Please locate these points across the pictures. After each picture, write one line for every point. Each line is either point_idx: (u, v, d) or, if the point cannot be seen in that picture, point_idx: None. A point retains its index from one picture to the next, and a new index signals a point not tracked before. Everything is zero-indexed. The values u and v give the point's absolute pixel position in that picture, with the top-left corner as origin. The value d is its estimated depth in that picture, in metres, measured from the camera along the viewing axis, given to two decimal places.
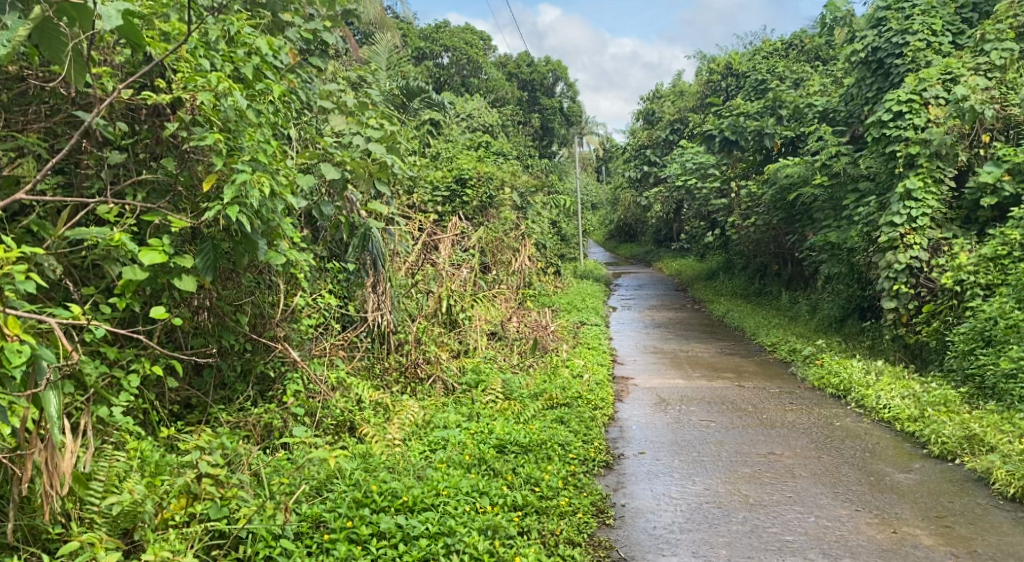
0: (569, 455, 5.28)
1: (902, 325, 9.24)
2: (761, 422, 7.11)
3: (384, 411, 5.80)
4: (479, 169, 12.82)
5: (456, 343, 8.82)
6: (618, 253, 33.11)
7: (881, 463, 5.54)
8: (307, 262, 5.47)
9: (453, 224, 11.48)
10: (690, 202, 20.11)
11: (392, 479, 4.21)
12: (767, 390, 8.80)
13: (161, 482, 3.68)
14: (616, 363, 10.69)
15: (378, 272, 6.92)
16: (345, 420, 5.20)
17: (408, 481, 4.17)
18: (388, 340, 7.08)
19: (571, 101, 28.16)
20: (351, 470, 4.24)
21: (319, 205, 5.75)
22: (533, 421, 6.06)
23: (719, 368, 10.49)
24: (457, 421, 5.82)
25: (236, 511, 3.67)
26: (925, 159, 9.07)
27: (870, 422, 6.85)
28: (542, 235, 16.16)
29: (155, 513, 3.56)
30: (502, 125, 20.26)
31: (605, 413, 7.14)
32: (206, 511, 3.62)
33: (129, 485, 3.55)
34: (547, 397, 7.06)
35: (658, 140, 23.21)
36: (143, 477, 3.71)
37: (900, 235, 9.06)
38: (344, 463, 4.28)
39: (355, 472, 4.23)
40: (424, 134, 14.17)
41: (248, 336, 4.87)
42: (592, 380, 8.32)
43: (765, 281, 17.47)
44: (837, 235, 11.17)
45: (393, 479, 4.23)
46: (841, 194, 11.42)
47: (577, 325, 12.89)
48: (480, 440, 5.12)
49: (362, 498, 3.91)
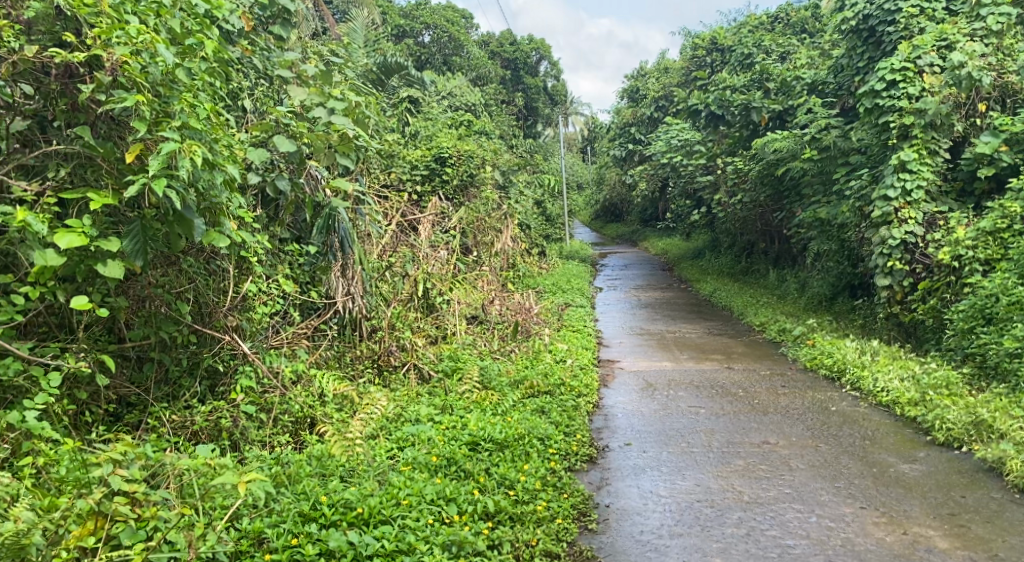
0: (550, 449, 4.90)
1: (896, 303, 8.90)
2: (753, 407, 6.74)
3: (350, 406, 5.40)
4: (459, 147, 12.35)
5: (433, 329, 8.42)
6: (604, 233, 32.75)
7: (882, 452, 5.18)
8: (262, 244, 5.04)
9: (431, 204, 11.03)
10: (676, 180, 19.71)
11: (347, 486, 3.80)
12: (757, 373, 8.46)
13: (59, 505, 3.22)
14: (601, 346, 10.32)
15: (345, 256, 6.55)
16: (304, 416, 4.81)
17: (365, 488, 3.76)
18: (360, 327, 6.71)
19: (554, 79, 27.62)
20: (301, 479, 3.84)
21: (274, 181, 5.28)
22: (512, 413, 5.66)
23: (707, 349, 10.14)
24: (429, 415, 5.42)
25: (154, 536, 3.28)
26: (919, 130, 8.67)
27: (867, 406, 6.50)
28: (525, 215, 15.71)
29: (53, 542, 3.11)
30: (484, 103, 19.73)
31: (588, 401, 6.75)
32: (119, 535, 3.23)
33: (16, 511, 3.09)
34: (527, 385, 6.66)
35: (643, 117, 22.74)
36: (40, 499, 3.26)
37: (894, 210, 8.70)
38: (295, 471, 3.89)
39: (306, 480, 3.82)
40: (402, 113, 13.67)
41: (191, 327, 4.42)
42: (575, 365, 7.94)
43: (752, 259, 17.16)
44: (829, 210, 10.80)
45: (348, 486, 3.82)
46: (832, 168, 11.03)
47: (561, 307, 12.50)
48: (452, 437, 4.70)
49: (310, 512, 3.51)
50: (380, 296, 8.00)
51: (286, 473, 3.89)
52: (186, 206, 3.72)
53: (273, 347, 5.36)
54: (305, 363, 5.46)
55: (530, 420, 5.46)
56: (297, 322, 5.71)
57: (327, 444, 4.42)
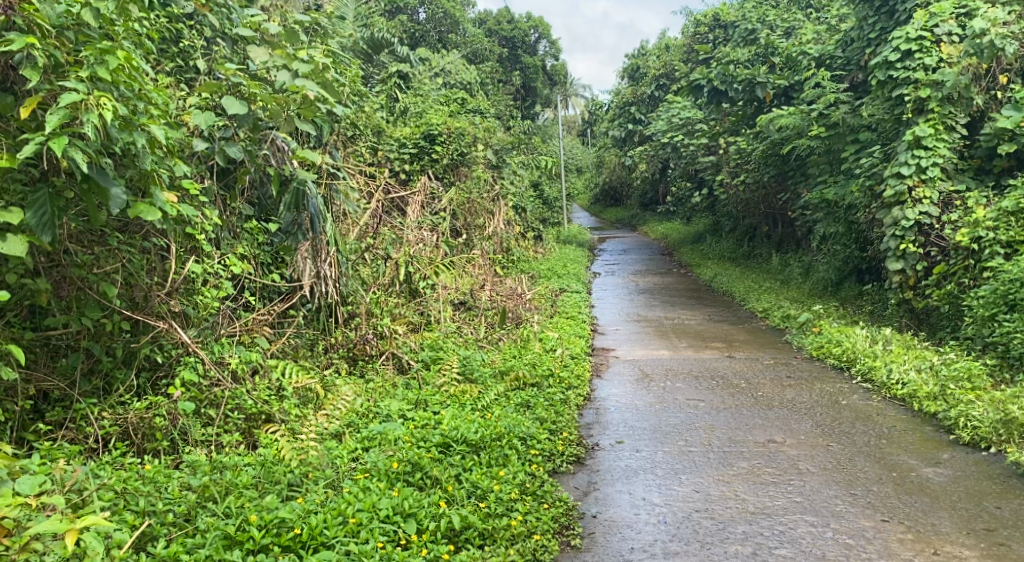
0: (530, 450, 4.40)
1: (909, 288, 8.38)
2: (757, 401, 6.23)
3: (315, 401, 4.91)
4: (449, 125, 11.80)
5: (415, 315, 7.93)
6: (603, 218, 32.20)
7: (902, 453, 4.69)
8: (211, 220, 4.53)
9: (420, 184, 10.50)
10: (677, 161, 19.14)
11: (288, 502, 3.32)
12: (760, 363, 7.96)
13: None
14: (596, 334, 9.82)
15: (316, 235, 6.03)
16: (257, 413, 4.32)
17: (308, 504, 3.29)
18: (335, 313, 6.33)
19: (554, 59, 26.97)
20: (235, 492, 3.36)
21: (224, 148, 4.73)
22: (493, 409, 5.16)
23: (707, 337, 9.62)
24: (403, 410, 4.92)
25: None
26: (936, 104, 8.12)
27: (881, 400, 6.01)
28: (520, 197, 15.14)
29: None
30: (480, 83, 19.11)
31: (578, 395, 6.24)
32: None
33: None
34: (511, 376, 6.16)
35: (643, 97, 22.12)
36: None
37: (908, 189, 8.18)
38: (232, 483, 3.41)
39: (241, 494, 3.34)
40: (392, 89, 13.10)
41: (122, 313, 3.96)
42: (566, 354, 7.45)
43: (754, 243, 16.66)
44: (836, 191, 10.27)
45: (290, 501, 3.34)
46: (840, 147, 10.49)
47: (555, 292, 12.00)
48: (420, 437, 4.19)
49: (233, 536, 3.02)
50: (358, 279, 7.50)
51: (222, 482, 3.42)
52: (100, 172, 3.31)
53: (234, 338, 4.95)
54: (266, 353, 4.99)
55: (513, 417, 4.96)
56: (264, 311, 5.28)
57: (275, 447, 3.94)
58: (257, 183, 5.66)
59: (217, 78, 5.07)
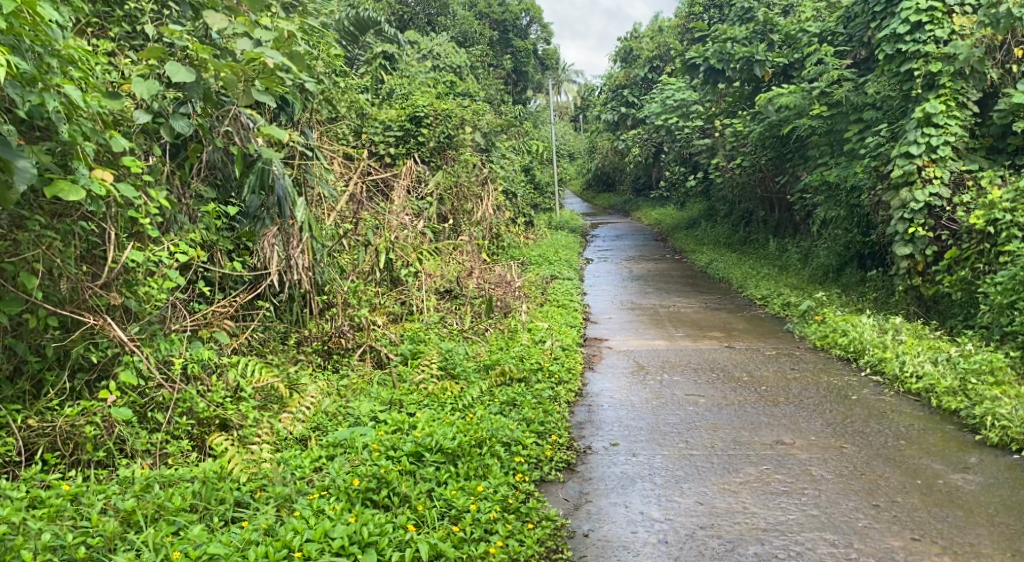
0: (514, 458, 3.95)
1: (917, 274, 7.95)
2: (760, 396, 5.80)
3: (277, 401, 4.46)
4: (435, 106, 11.29)
5: (397, 305, 7.50)
6: (596, 204, 31.73)
7: (925, 455, 4.27)
8: (157, 202, 4.07)
9: (405, 168, 10.04)
10: (671, 144, 18.66)
11: (226, 533, 2.90)
12: (761, 354, 7.54)
13: None
14: (588, 323, 9.38)
15: (285, 220, 5.67)
16: (211, 416, 3.93)
17: (250, 534, 2.88)
18: (311, 304, 5.99)
19: (546, 43, 26.37)
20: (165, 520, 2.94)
21: (169, 121, 4.23)
22: (475, 410, 4.70)
23: (704, 325, 9.18)
24: (376, 411, 4.47)
25: None
26: (947, 78, 7.67)
27: (895, 394, 5.60)
28: (511, 181, 14.65)
29: None
30: (470, 65, 18.55)
31: (568, 392, 5.80)
32: None
33: None
34: (497, 371, 5.72)
35: (636, 79, 21.58)
36: None
37: (917, 169, 7.74)
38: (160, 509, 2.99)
39: (170, 523, 2.93)
40: (377, 70, 12.57)
41: (47, 309, 3.49)
42: (557, 346, 7.01)
43: (750, 228, 16.26)
44: (839, 173, 9.82)
45: (231, 532, 2.92)
46: (843, 126, 10.04)
47: (546, 280, 11.56)
48: (391, 445, 3.73)
49: None
50: (335, 267, 7.04)
51: (153, 509, 2.99)
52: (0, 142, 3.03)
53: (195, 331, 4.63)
54: (225, 350, 4.53)
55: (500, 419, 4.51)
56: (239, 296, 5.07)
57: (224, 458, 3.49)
58: (218, 162, 5.26)
59: (166, 44, 4.58)
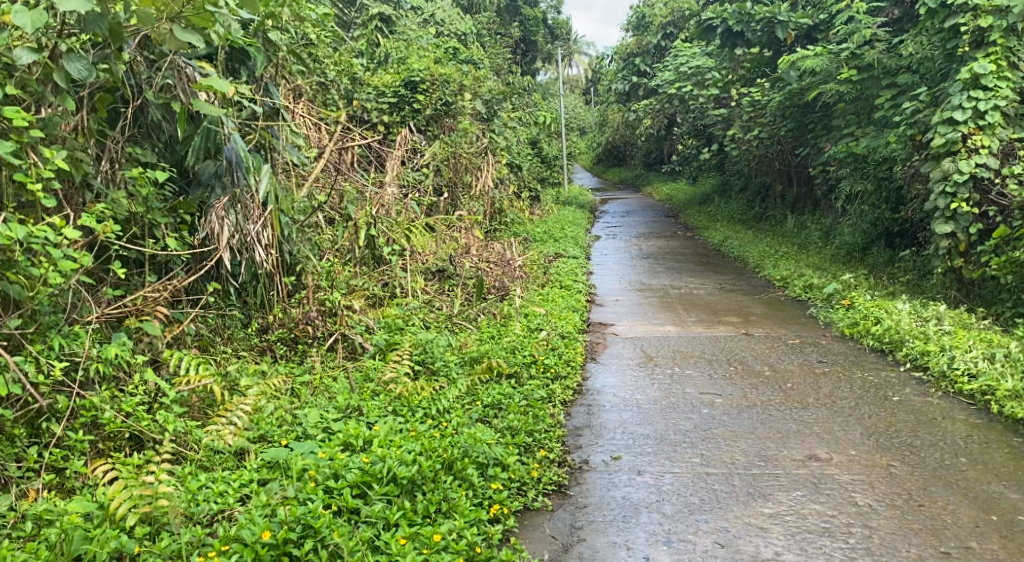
0: (491, 483, 3.30)
1: (959, 255, 7.11)
2: (786, 396, 5.05)
3: (209, 406, 3.80)
4: (432, 71, 10.46)
5: (379, 287, 6.78)
6: (607, 178, 30.82)
7: (994, 479, 3.54)
8: (55, 164, 3.39)
9: (400, 138, 9.30)
10: (685, 115, 17.76)
11: None
12: (783, 344, 6.79)
13: None
14: (592, 305, 8.61)
15: (238, 190, 5.06)
16: (120, 429, 3.32)
17: None
18: (276, 285, 5.64)
19: (556, 11, 25.29)
20: None
21: (62, 64, 3.56)
22: (450, 417, 3.97)
23: (719, 309, 8.40)
24: (327, 416, 3.75)
25: None
26: (1000, 34, 6.82)
27: (944, 396, 4.84)
28: (515, 154, 13.82)
29: None
30: (475, 32, 17.61)
31: (565, 390, 5.06)
32: None
33: None
34: (482, 366, 4.96)
35: (649, 47, 20.58)
36: None
37: (963, 137, 6.90)
38: None
39: None
40: (372, 33, 11.71)
41: None
42: (555, 335, 6.27)
43: (767, 204, 15.46)
44: (869, 143, 8.97)
45: None
46: (874, 91, 9.18)
47: (549, 258, 10.79)
48: (331, 474, 3.07)
49: None
50: (310, 244, 6.32)
51: None
52: None
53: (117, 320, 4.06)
54: (158, 343, 3.98)
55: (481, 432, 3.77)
56: (178, 277, 4.49)
57: (103, 494, 2.91)
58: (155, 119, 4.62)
59: None
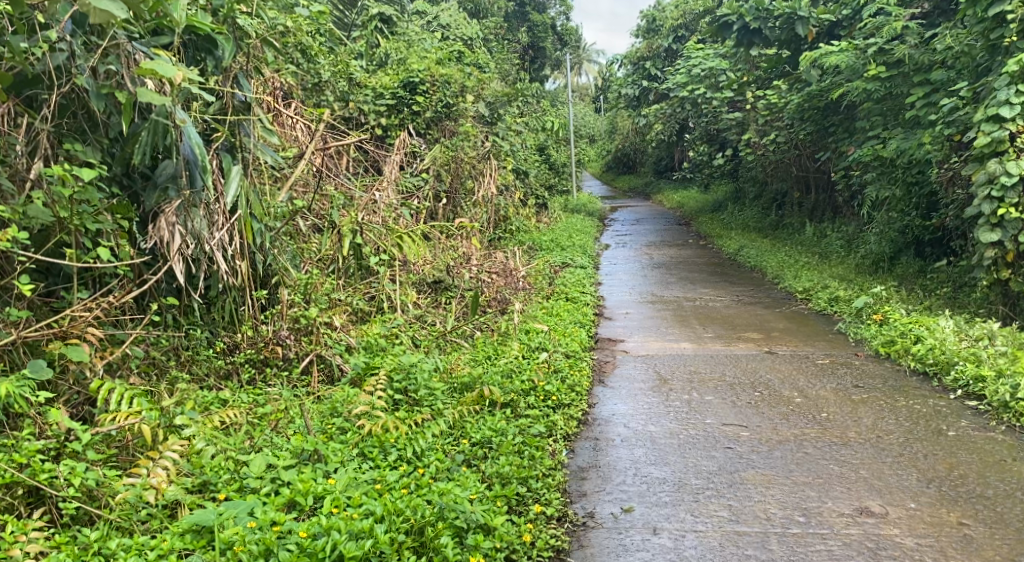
0: (469, 555, 2.76)
1: (1005, 266, 6.44)
2: (824, 429, 4.40)
3: (143, 447, 3.20)
4: (432, 71, 9.82)
5: (366, 302, 6.17)
6: (616, 186, 30.22)
7: None
8: None
9: (399, 141, 8.73)
10: (697, 120, 17.14)
11: None
12: (811, 365, 6.13)
13: None
14: (600, 319, 7.96)
15: (195, 192, 4.46)
16: (14, 481, 2.75)
17: None
18: (247, 300, 5.07)
19: (565, 17, 24.60)
20: None
21: None
22: (430, 461, 3.38)
23: (738, 323, 7.76)
24: (277, 463, 3.15)
25: None
26: None
27: (1008, 433, 4.20)
28: (522, 159, 13.21)
29: None
30: (482, 36, 17.03)
31: (568, 421, 4.43)
32: None
33: None
34: (472, 395, 4.35)
35: (660, 50, 19.91)
36: None
37: (1010, 136, 6.24)
38: None
39: None
40: (371, 34, 11.13)
41: None
42: (559, 356, 5.63)
43: (784, 211, 14.80)
44: (900, 145, 8.31)
45: None
46: (904, 89, 8.54)
47: (555, 268, 10.15)
48: (263, 551, 2.57)
49: None
50: (288, 254, 5.72)
51: None
52: None
53: (35, 348, 3.45)
54: (95, 367, 3.55)
55: (460, 485, 3.18)
56: (116, 291, 3.96)
57: None
58: (82, 111, 4.06)
59: None
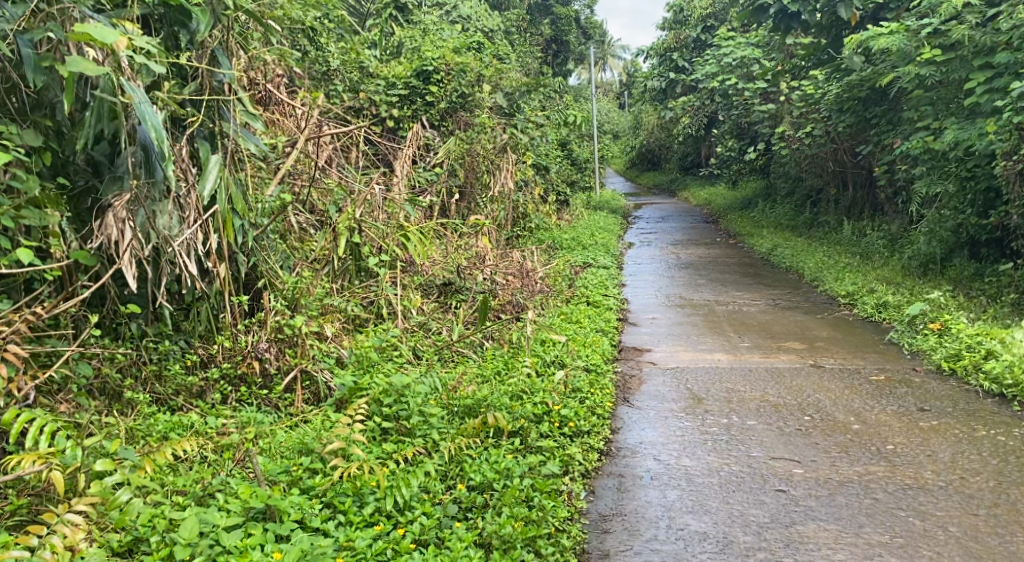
0: None
1: None
2: (894, 465, 3.72)
3: (60, 496, 2.70)
4: (447, 58, 9.00)
5: (366, 307, 5.55)
6: (640, 183, 29.44)
7: None
8: None
9: (412, 132, 8.10)
10: (727, 113, 16.36)
11: None
12: (865, 381, 5.43)
13: None
14: (625, 325, 7.27)
15: (154, 183, 3.87)
16: None
17: None
18: (225, 304, 4.45)
19: (590, 10, 23.76)
20: None
21: None
22: (414, 522, 2.78)
23: (777, 331, 7.04)
24: (219, 524, 2.55)
25: None
26: None
27: None
28: (542, 154, 12.51)
29: None
30: (502, 27, 16.32)
31: (587, 454, 3.78)
32: None
33: None
34: (474, 421, 3.71)
35: (687, 42, 19.10)
36: None
37: None
38: None
39: None
40: (385, 23, 10.49)
41: None
42: (579, 372, 4.95)
43: (820, 208, 14.02)
44: (957, 135, 7.56)
45: None
46: (963, 74, 7.79)
47: (576, 269, 9.46)
48: None
49: None
50: (279, 254, 5.11)
51: None
52: None
53: None
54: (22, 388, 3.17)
55: (449, 558, 2.60)
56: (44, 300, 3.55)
57: None
58: (18, 88, 3.46)
59: None
